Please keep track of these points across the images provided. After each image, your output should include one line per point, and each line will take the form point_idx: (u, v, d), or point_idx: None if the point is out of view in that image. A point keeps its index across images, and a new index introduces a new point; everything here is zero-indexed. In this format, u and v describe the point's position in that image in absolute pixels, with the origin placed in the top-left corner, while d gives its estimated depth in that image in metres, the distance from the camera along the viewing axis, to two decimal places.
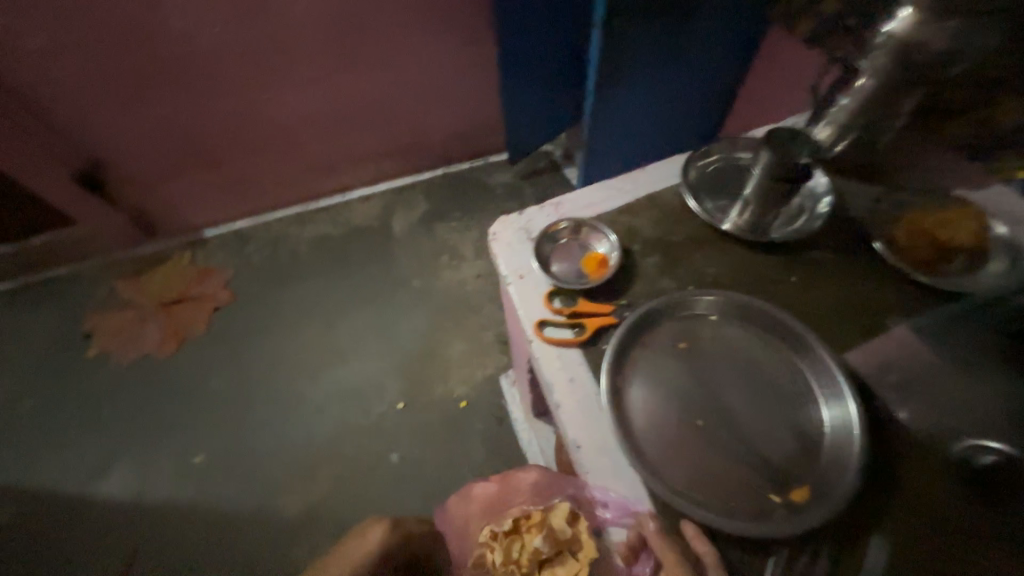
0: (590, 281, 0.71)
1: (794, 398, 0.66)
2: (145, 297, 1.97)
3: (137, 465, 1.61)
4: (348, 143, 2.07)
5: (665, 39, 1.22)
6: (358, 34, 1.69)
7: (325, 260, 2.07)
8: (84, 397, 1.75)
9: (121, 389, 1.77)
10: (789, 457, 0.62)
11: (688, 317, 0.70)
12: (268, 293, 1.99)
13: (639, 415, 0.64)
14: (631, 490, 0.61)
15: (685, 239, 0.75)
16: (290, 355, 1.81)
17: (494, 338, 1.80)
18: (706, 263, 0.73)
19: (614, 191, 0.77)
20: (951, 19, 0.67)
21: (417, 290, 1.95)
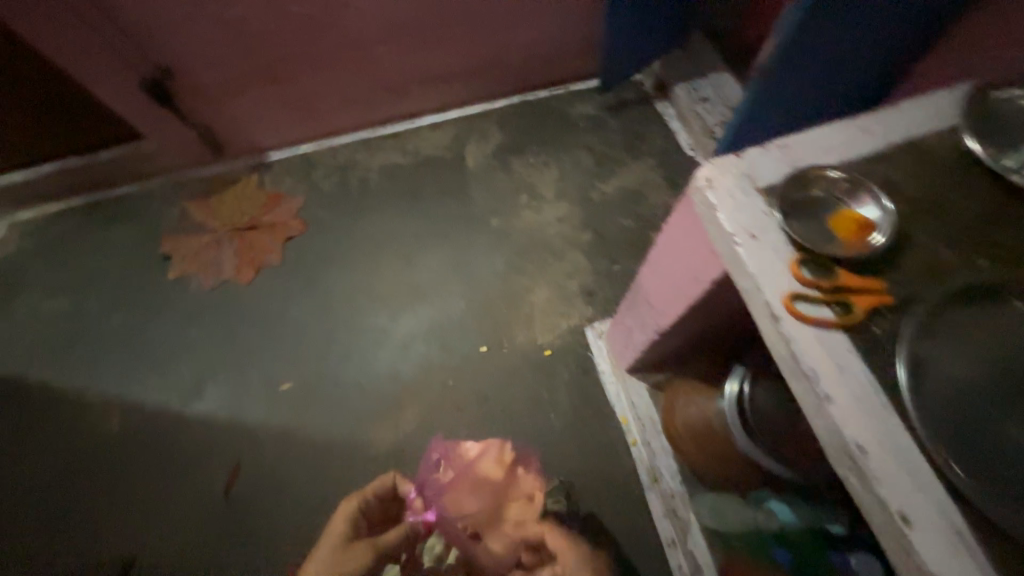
0: (844, 243, 0.62)
1: None
2: (217, 221, 1.92)
3: (227, 387, 1.65)
4: (424, 59, 1.86)
5: None
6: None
7: (395, 191, 1.95)
8: (168, 317, 1.77)
9: (204, 312, 1.78)
10: None
11: (972, 306, 0.63)
12: (340, 224, 1.91)
13: (941, 404, 0.58)
14: (931, 504, 0.52)
15: (953, 199, 0.67)
16: (368, 289, 1.77)
17: (579, 287, 1.70)
18: (988, 231, 0.66)
19: (878, 133, 0.70)
20: None
21: (494, 231, 1.83)
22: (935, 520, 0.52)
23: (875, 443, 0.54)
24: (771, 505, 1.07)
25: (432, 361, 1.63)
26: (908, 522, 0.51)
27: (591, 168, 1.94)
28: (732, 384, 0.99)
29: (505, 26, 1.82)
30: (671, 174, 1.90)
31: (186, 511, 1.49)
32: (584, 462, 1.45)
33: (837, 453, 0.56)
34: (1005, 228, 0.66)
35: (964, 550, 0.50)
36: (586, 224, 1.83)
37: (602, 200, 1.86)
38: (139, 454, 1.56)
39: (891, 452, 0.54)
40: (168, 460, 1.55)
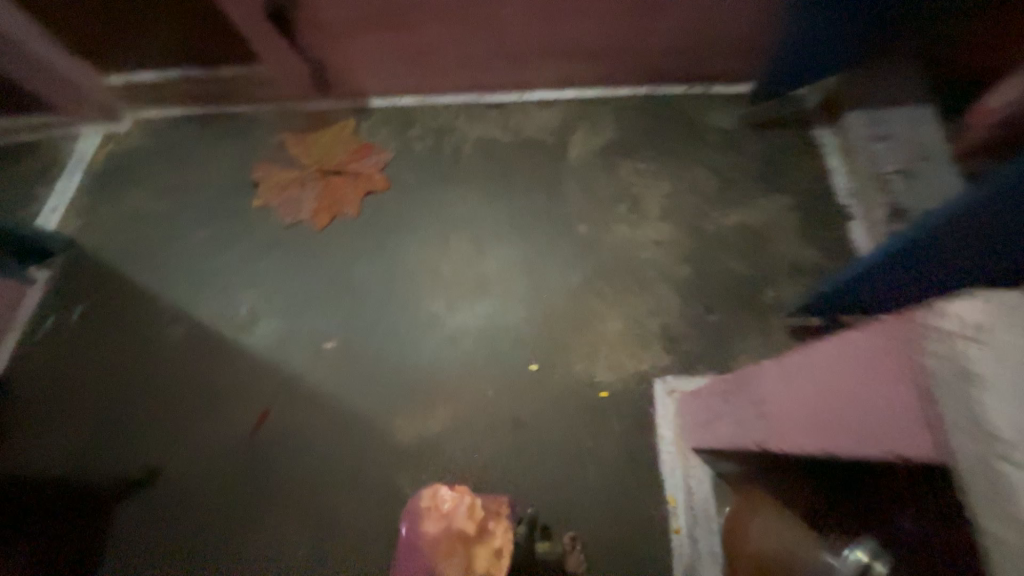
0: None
1: None
2: (307, 160, 1.89)
3: (278, 328, 1.65)
4: (554, 29, 1.64)
5: None
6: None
7: (486, 168, 1.79)
8: (245, 245, 1.80)
9: (275, 248, 1.78)
10: None
11: None
12: (422, 191, 1.80)
13: None
14: None
15: None
16: (431, 268, 1.66)
17: (660, 328, 1.45)
18: None
19: None
20: None
21: (580, 240, 1.62)
22: None
23: None
24: None
25: (477, 365, 1.49)
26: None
27: (712, 192, 1.63)
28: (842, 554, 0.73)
29: (658, 4, 1.53)
30: (812, 221, 1.54)
31: (217, 438, 1.53)
32: (614, 530, 1.26)
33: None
34: None
35: None
36: (688, 256, 1.54)
37: (716, 234, 1.55)
38: (189, 369, 1.62)
39: None
40: (214, 384, 1.60)
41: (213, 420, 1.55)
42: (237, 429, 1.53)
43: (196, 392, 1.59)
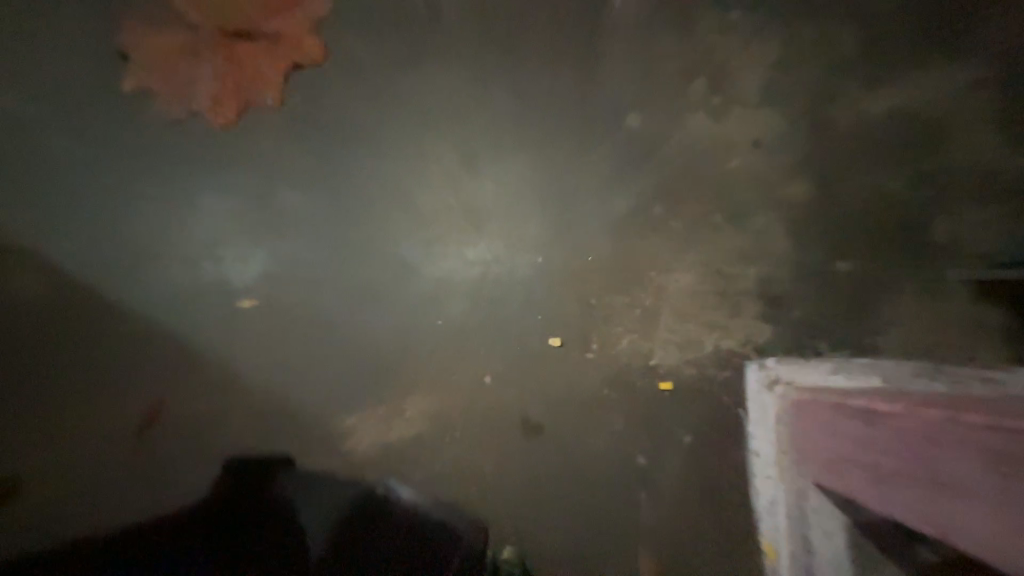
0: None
1: None
2: (195, 13, 1.20)
3: (170, 281, 1.10)
4: None
5: None
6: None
7: (475, 23, 1.11)
8: (106, 147, 1.16)
9: (157, 157, 1.16)
10: None
11: None
12: (377, 63, 1.14)
13: None
14: None
15: None
16: (396, 188, 1.09)
17: (754, 282, 0.91)
18: None
19: None
20: None
21: (629, 140, 1.01)
22: None
23: None
24: None
25: (469, 337, 1.00)
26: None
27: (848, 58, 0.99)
28: None
29: None
30: None
31: (89, 445, 1.02)
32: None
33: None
34: None
35: None
36: (801, 163, 0.96)
37: (852, 129, 0.95)
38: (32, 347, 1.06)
39: None
40: (72, 364, 1.06)
41: (71, 420, 1.03)
42: (113, 432, 1.02)
43: (42, 376, 1.05)
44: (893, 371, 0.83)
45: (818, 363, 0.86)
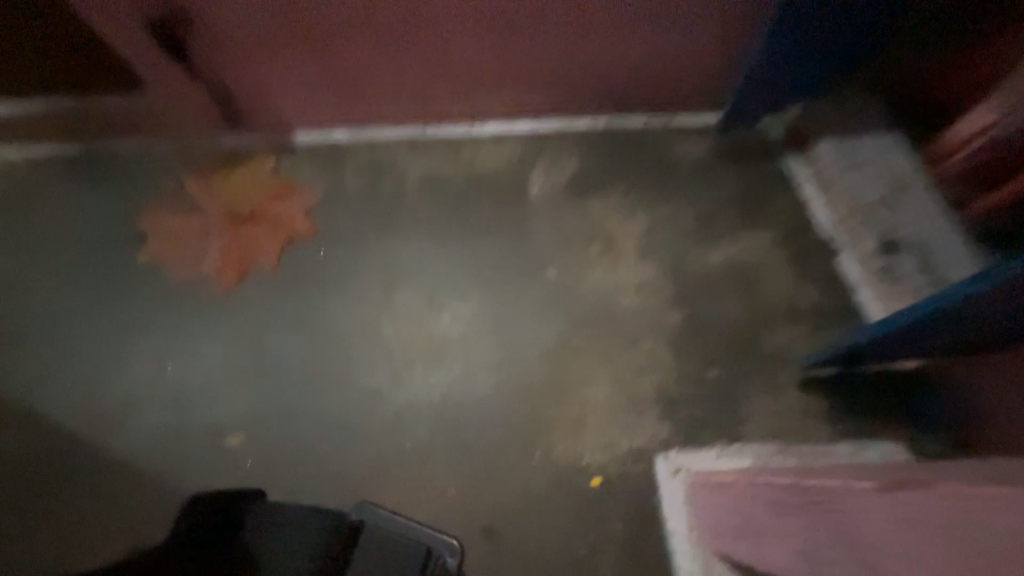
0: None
1: None
2: (212, 205, 1.53)
3: (164, 422, 1.26)
4: (508, 52, 1.39)
5: None
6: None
7: (434, 211, 1.51)
8: (123, 311, 1.40)
9: (163, 316, 1.38)
10: None
11: None
12: (358, 236, 1.49)
13: None
14: None
15: None
16: (371, 333, 1.34)
17: (653, 390, 1.21)
18: None
19: None
20: None
21: (551, 289, 1.37)
22: None
23: None
24: None
25: (435, 455, 1.18)
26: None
27: (690, 229, 1.46)
28: None
29: (618, 29, 1.35)
30: (797, 257, 1.39)
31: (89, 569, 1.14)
32: None
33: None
34: None
35: None
36: (673, 301, 1.34)
37: (703, 277, 1.37)
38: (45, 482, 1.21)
39: None
40: (82, 501, 1.19)
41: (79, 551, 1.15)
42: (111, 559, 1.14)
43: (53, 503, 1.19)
44: (753, 446, 1.14)
45: (707, 449, 1.14)
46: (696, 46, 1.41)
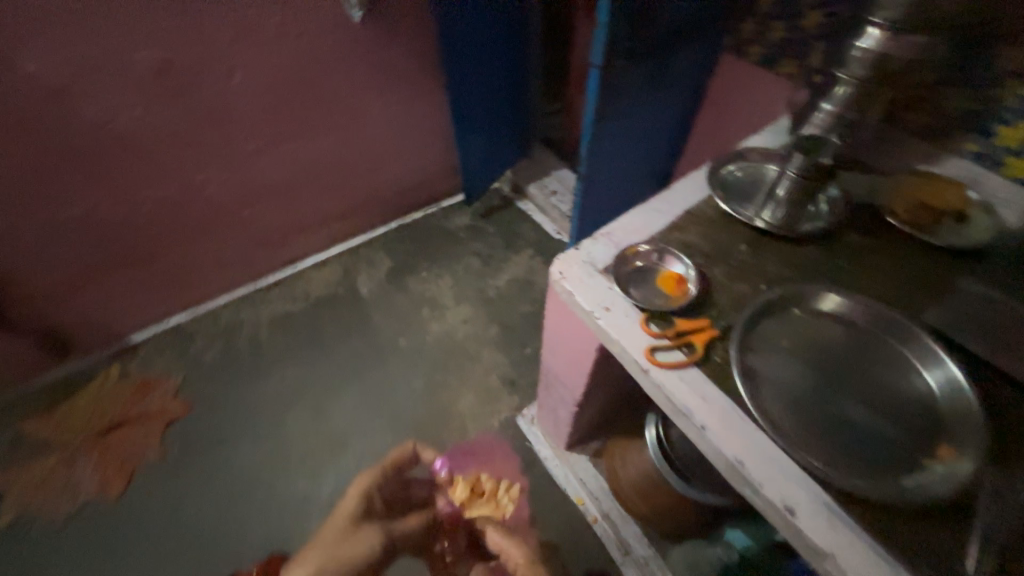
0: (705, 363, 0.61)
1: (896, 364, 0.60)
2: (68, 434, 1.55)
3: None
4: (297, 210, 1.77)
5: (655, 80, 1.05)
6: (310, 84, 1.45)
7: (289, 341, 1.77)
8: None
9: (57, 555, 1.37)
10: (905, 433, 0.55)
11: (810, 331, 0.64)
12: (230, 390, 1.66)
13: (789, 402, 0.58)
14: (820, 509, 0.50)
15: (725, 239, 0.75)
16: (278, 459, 1.53)
17: (500, 380, 1.66)
18: (732, 241, 0.75)
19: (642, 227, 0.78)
20: (854, 75, 0.74)
21: (404, 353, 1.73)
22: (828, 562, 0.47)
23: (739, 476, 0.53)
24: (731, 535, 1.05)
25: None
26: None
27: (480, 269, 1.97)
28: (649, 429, 1.04)
29: (370, 169, 1.83)
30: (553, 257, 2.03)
31: None
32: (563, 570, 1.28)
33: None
34: (744, 239, 0.75)
35: None
36: (490, 318, 1.82)
37: (502, 294, 1.89)
38: None
39: (790, 513, 0.50)
40: None
41: None
42: None
43: None
44: None
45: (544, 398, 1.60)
46: (433, 158, 1.97)
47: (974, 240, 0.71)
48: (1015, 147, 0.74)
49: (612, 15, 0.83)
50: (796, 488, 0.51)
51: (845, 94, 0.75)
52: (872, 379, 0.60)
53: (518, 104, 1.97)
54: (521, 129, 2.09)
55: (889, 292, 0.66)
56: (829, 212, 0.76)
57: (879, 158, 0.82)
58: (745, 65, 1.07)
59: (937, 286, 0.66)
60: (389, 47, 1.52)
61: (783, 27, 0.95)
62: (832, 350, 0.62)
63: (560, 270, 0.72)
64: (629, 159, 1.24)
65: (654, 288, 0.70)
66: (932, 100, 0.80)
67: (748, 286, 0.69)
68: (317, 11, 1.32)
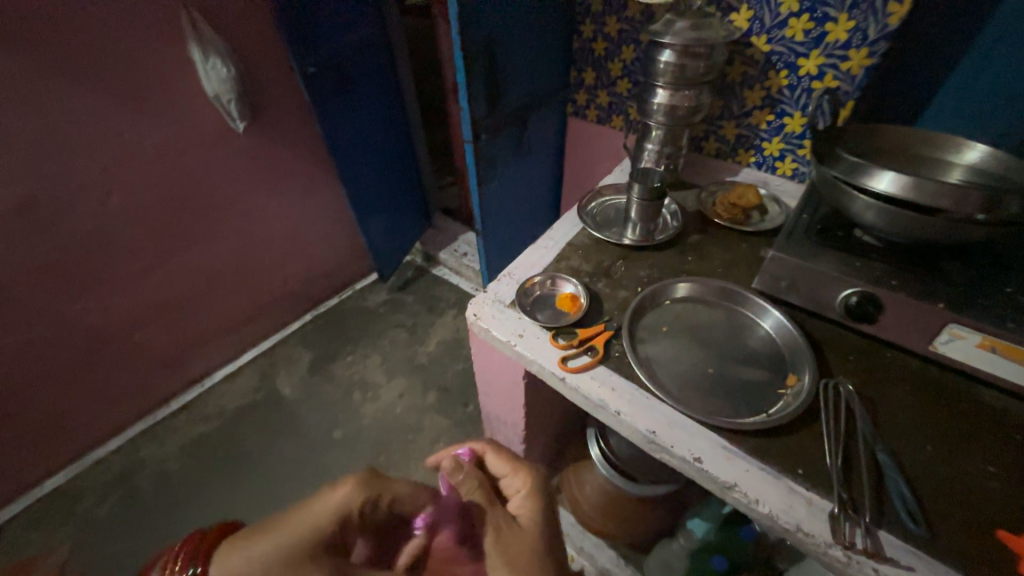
0: (608, 359, 0.72)
1: (745, 324, 0.77)
2: None
3: None
4: (198, 321, 1.67)
5: (521, 145, 1.25)
6: (199, 196, 1.46)
7: (206, 467, 1.57)
8: None
9: None
10: (767, 375, 0.70)
11: (682, 314, 0.79)
12: (136, 546, 1.40)
13: (679, 374, 0.70)
14: (720, 452, 0.61)
15: (602, 258, 0.90)
16: None
17: (449, 445, 1.63)
18: (607, 258, 0.90)
19: (535, 262, 0.90)
20: (657, 119, 0.98)
21: (342, 443, 1.63)
22: (735, 491, 0.57)
23: (655, 444, 0.63)
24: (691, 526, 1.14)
25: None
26: (881, 532, 0.52)
27: (407, 339, 1.98)
28: (593, 447, 1.12)
29: (275, 265, 1.81)
30: None
31: None
32: None
33: (782, 532, 0.55)
34: (616, 254, 0.91)
35: (769, 504, 0.55)
36: (426, 385, 1.81)
37: (433, 360, 1.90)
38: None
39: (698, 461, 0.60)
40: None
41: None
42: None
43: None
44: None
45: None
46: (339, 244, 2.01)
47: (773, 222, 0.94)
48: (777, 154, 1.02)
49: (471, 101, 1.01)
50: (698, 439, 0.62)
51: (659, 134, 1.01)
52: (732, 338, 0.75)
53: (413, 182, 2.12)
54: (420, 204, 2.23)
55: (726, 273, 0.85)
56: (673, 223, 0.95)
57: (701, 176, 1.08)
58: (588, 125, 1.32)
59: (757, 260, 0.87)
60: (278, 149, 1.60)
61: (606, 93, 1.22)
62: (701, 324, 0.77)
63: (474, 311, 0.81)
64: (518, 211, 1.41)
65: (555, 309, 0.81)
66: (716, 132, 1.08)
67: (627, 291, 0.83)
68: (198, 127, 1.37)
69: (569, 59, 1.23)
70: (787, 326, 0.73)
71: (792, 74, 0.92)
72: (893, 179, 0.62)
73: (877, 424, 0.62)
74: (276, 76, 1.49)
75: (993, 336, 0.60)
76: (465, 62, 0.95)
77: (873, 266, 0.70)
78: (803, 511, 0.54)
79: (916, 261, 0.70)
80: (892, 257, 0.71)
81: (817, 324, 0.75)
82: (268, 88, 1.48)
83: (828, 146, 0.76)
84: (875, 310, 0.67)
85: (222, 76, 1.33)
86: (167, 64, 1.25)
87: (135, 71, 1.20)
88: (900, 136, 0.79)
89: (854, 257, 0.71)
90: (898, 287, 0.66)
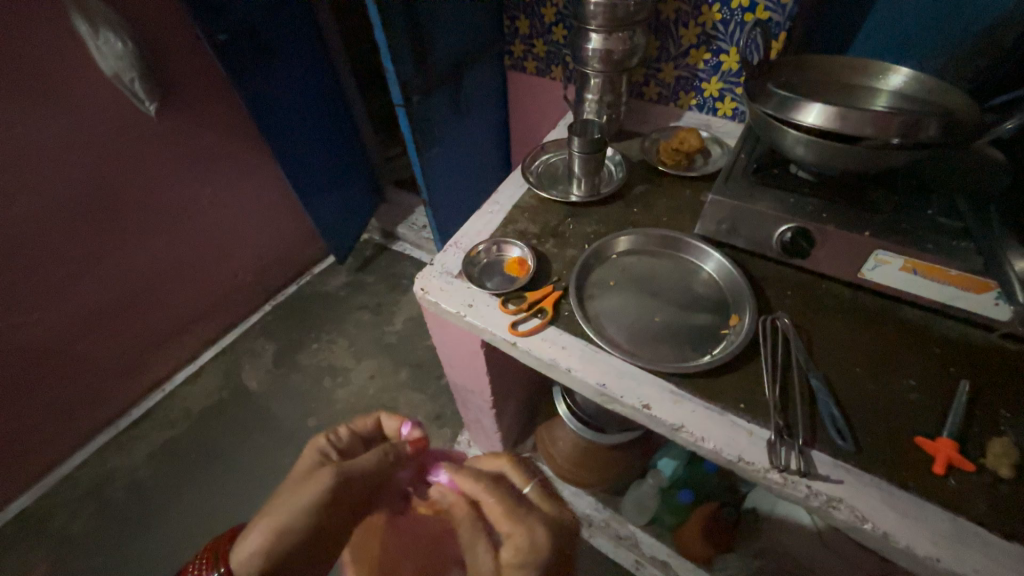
0: (558, 319, 0.72)
1: (689, 270, 0.78)
2: None
3: None
4: (144, 326, 1.57)
5: (459, 106, 1.18)
6: (118, 191, 1.33)
7: (177, 472, 1.54)
8: None
9: None
10: (712, 318, 0.71)
11: (628, 266, 0.79)
12: (116, 559, 1.37)
13: (627, 327, 0.71)
14: (668, 397, 0.62)
15: (549, 218, 0.89)
16: None
17: (426, 419, 1.64)
18: (554, 217, 0.88)
19: (481, 228, 0.87)
20: (593, 67, 0.94)
21: (317, 431, 1.61)
22: (683, 433, 0.59)
23: (607, 396, 0.64)
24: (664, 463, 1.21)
25: None
26: (814, 451, 0.56)
27: (374, 320, 1.94)
28: (561, 405, 1.14)
29: (219, 257, 1.70)
30: None
31: None
32: None
33: (726, 463, 0.58)
34: (563, 213, 0.89)
35: (715, 440, 0.58)
36: (397, 364, 1.80)
37: (401, 337, 1.88)
38: None
39: (648, 408, 0.61)
40: None
41: None
42: None
43: None
44: None
45: None
46: (287, 229, 1.91)
47: (715, 165, 0.94)
48: (716, 95, 1.01)
49: (396, 60, 0.93)
50: (648, 387, 0.64)
51: (597, 82, 0.97)
52: (678, 285, 0.76)
53: (358, 156, 2.01)
54: (370, 179, 2.12)
55: (671, 220, 0.85)
56: (617, 175, 0.94)
57: (644, 124, 1.05)
58: (529, 78, 1.26)
59: (700, 205, 0.87)
60: (200, 131, 1.46)
61: (543, 42, 1.16)
62: (647, 275, 0.77)
63: (422, 286, 0.79)
64: (466, 176, 1.36)
65: (504, 275, 0.79)
66: (656, 76, 1.05)
67: (574, 249, 0.82)
68: (100, 113, 1.23)
69: (500, 6, 1.15)
70: (730, 269, 0.75)
71: (724, 7, 0.89)
72: (821, 112, 0.62)
73: (813, 354, 0.65)
74: (183, 47, 1.34)
75: (914, 258, 0.63)
76: (382, 16, 0.87)
77: (807, 201, 0.71)
78: (745, 442, 0.57)
79: (844, 192, 0.71)
80: (824, 190, 0.72)
81: (758, 263, 0.77)
82: (175, 62, 1.33)
83: (761, 83, 0.75)
84: (811, 246, 0.69)
85: (119, 50, 1.17)
86: (46, 42, 1.09)
87: (8, 51, 1.05)
88: (830, 67, 0.79)
89: (789, 195, 0.72)
90: (831, 221, 0.67)
